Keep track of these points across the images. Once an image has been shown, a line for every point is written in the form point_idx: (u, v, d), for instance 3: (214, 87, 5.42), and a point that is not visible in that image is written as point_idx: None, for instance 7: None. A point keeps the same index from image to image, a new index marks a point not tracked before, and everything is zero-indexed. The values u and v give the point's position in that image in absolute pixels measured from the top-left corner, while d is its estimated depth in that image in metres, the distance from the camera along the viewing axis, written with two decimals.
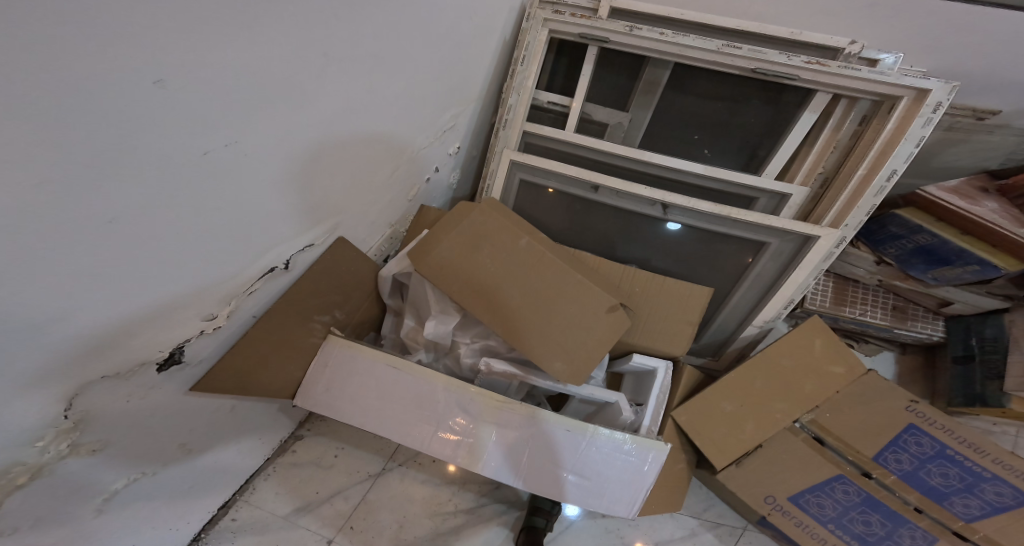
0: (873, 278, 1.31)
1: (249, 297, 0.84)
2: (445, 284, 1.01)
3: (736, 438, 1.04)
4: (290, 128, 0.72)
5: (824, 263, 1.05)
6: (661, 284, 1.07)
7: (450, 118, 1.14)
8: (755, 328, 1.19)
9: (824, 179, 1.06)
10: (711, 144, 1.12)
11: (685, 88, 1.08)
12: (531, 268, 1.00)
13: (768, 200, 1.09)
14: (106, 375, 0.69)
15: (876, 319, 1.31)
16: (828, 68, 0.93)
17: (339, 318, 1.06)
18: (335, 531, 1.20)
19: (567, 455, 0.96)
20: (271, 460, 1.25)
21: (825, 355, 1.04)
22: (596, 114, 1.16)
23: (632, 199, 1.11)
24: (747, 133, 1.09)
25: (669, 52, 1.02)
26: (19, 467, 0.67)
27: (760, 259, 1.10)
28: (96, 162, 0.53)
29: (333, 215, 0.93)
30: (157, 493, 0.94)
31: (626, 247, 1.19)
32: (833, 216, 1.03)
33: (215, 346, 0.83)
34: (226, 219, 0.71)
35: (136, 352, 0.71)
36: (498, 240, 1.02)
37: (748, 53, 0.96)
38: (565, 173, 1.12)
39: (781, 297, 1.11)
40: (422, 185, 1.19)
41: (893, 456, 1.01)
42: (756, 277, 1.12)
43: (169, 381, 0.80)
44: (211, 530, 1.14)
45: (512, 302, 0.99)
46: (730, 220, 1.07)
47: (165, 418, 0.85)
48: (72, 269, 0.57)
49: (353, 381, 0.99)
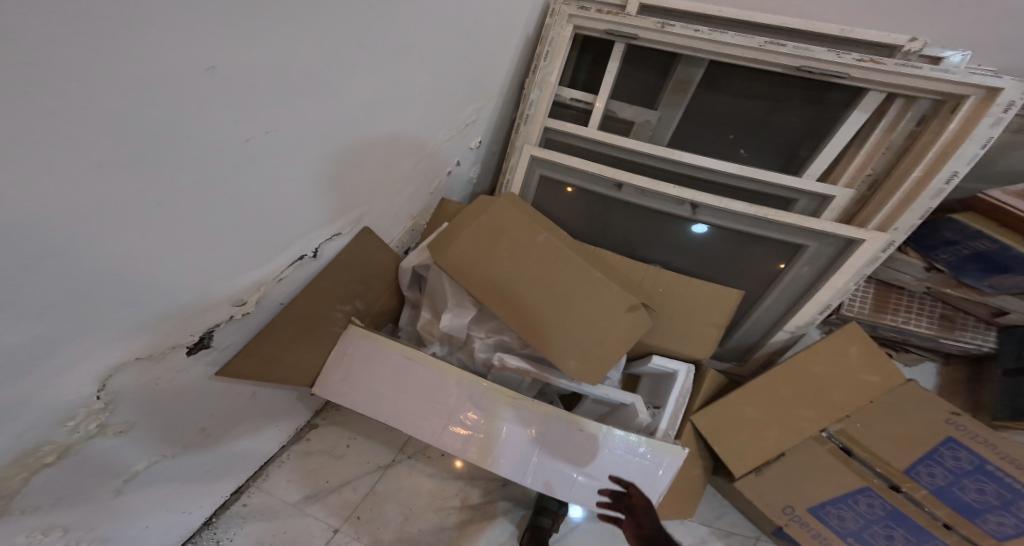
0: (921, 285, 1.27)
1: (278, 284, 0.83)
2: (461, 275, 1.01)
3: (758, 446, 1.03)
4: (326, 114, 0.72)
5: (868, 268, 1.03)
6: (686, 284, 1.05)
7: (472, 112, 1.14)
8: (786, 333, 1.17)
9: (872, 181, 1.04)
10: (747, 144, 1.10)
11: (719, 86, 1.06)
12: (550, 264, 1.00)
13: (809, 202, 1.07)
14: (140, 356, 0.69)
15: (921, 328, 1.30)
16: (883, 66, 0.91)
17: (360, 308, 1.06)
18: (342, 521, 1.20)
19: (578, 456, 0.95)
20: (286, 447, 1.26)
21: (860, 363, 1.02)
22: (622, 112, 1.15)
23: (661, 198, 1.09)
24: (786, 134, 1.07)
25: (706, 49, 1.00)
26: (48, 446, 0.67)
27: (796, 263, 1.08)
28: (142, 145, 0.53)
29: (360, 203, 0.93)
30: (175, 476, 0.95)
31: (647, 247, 1.18)
32: (880, 220, 1.01)
33: (242, 332, 0.84)
34: (260, 206, 0.71)
35: (170, 336, 0.71)
36: (518, 233, 1.02)
37: (793, 50, 0.94)
38: (587, 171, 1.11)
39: (817, 301, 1.09)
40: (443, 178, 1.19)
41: (926, 469, 0.95)
42: (791, 281, 1.11)
43: (195, 364, 0.79)
44: (223, 514, 1.14)
45: (526, 297, 0.99)
46: (764, 221, 1.05)
47: (189, 403, 0.85)
48: (110, 251, 0.56)
49: (369, 371, 1.00)
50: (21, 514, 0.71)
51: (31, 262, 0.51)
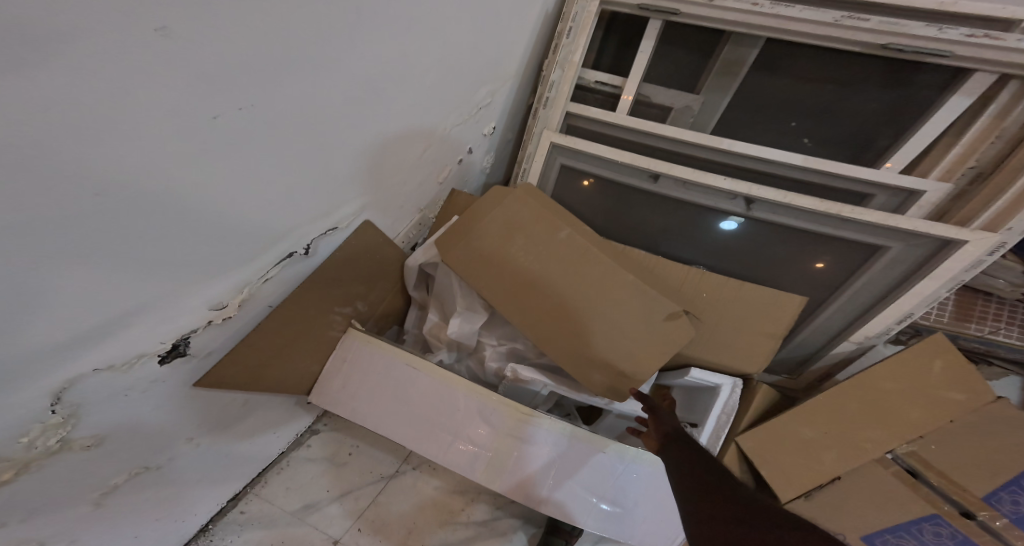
0: (1016, 291, 1.08)
1: (264, 286, 0.74)
2: (471, 277, 0.91)
3: (811, 469, 0.89)
4: (313, 83, 0.61)
5: (969, 274, 0.87)
6: (737, 289, 0.92)
7: (485, 95, 1.03)
8: (852, 344, 1.03)
9: (976, 174, 0.87)
10: (813, 132, 0.93)
11: (777, 68, 0.92)
12: (572, 268, 0.88)
13: (889, 197, 0.91)
14: (99, 368, 0.59)
15: (1012, 339, 1.13)
16: (1002, 42, 0.76)
17: (361, 310, 0.96)
18: (343, 530, 1.11)
19: (600, 479, 0.86)
20: (286, 453, 1.17)
21: (945, 380, 0.86)
22: (656, 96, 1.03)
23: (707, 192, 0.98)
24: (862, 122, 0.90)
25: (771, 26, 0.87)
26: (3, 463, 0.58)
27: (873, 266, 0.94)
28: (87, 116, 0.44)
29: (365, 194, 0.84)
30: (160, 489, 0.86)
31: (687, 247, 1.06)
32: (987, 219, 0.85)
33: (225, 338, 0.73)
34: (235, 193, 0.60)
35: (138, 343, 0.61)
36: (535, 231, 0.90)
37: (878, 24, 0.80)
38: (618, 159, 1.00)
39: (897, 309, 0.94)
40: (454, 167, 1.08)
41: (1011, 497, 0.79)
42: (866, 286, 0.96)
43: (172, 374, 0.70)
44: (219, 522, 1.06)
45: (546, 302, 0.88)
46: (837, 219, 0.91)
47: (170, 413, 0.76)
48: (52, 241, 0.47)
49: (370, 379, 0.90)
50: None
51: None
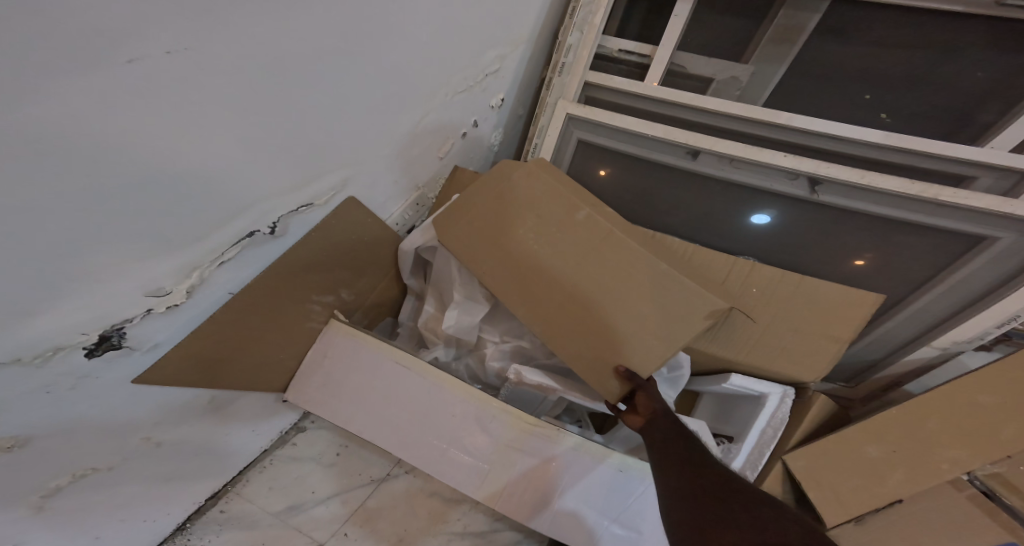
0: None
1: (222, 269, 0.62)
2: (467, 255, 0.80)
3: (869, 493, 0.75)
4: (273, 13, 0.50)
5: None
6: (798, 283, 0.79)
7: (494, 59, 0.90)
8: (935, 350, 0.84)
9: None
10: (891, 106, 0.81)
11: (849, 38, 0.80)
12: (583, 245, 0.76)
13: (994, 179, 0.76)
14: (3, 360, 0.48)
15: None
16: None
17: (347, 298, 0.84)
18: (329, 534, 0.99)
19: (614, 500, 0.74)
20: (269, 451, 1.06)
21: None
22: (693, 66, 0.90)
23: (762, 172, 0.85)
24: (950, 93, 0.77)
25: None
26: None
27: (970, 261, 0.79)
28: None
29: (352, 163, 0.71)
30: (112, 495, 0.74)
31: (732, 234, 0.91)
32: None
33: (175, 329, 0.61)
34: (169, 150, 0.49)
35: (54, 328, 0.50)
36: (542, 203, 0.78)
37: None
38: (654, 133, 0.88)
39: (998, 311, 0.78)
40: (457, 140, 0.95)
41: None
42: (956, 284, 0.80)
43: (108, 370, 0.58)
44: (198, 520, 0.97)
45: (558, 293, 0.76)
46: (929, 202, 0.77)
47: (116, 411, 0.64)
48: None
49: (356, 377, 0.78)
50: None
51: None
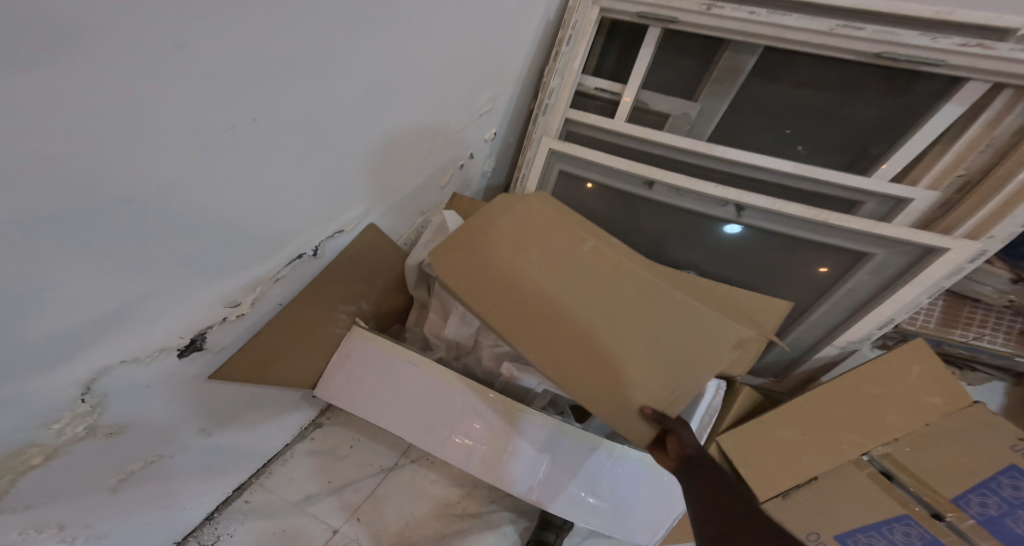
0: (1003, 298, 1.03)
1: (276, 284, 0.77)
2: (475, 302, 0.88)
3: (791, 471, 0.90)
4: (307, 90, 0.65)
5: (948, 280, 0.91)
6: (728, 294, 1.00)
7: (487, 100, 1.06)
8: (835, 349, 1.07)
9: (964, 183, 0.89)
10: (807, 140, 0.96)
11: (778, 75, 0.94)
12: (596, 278, 0.89)
13: (879, 204, 0.94)
14: (125, 358, 0.64)
15: (997, 344, 1.08)
16: (993, 51, 0.77)
17: (364, 308, 1.00)
18: (343, 520, 1.13)
19: (589, 473, 0.89)
20: (290, 445, 1.21)
21: (923, 384, 0.90)
22: (654, 104, 1.05)
23: (699, 198, 1.02)
24: (859, 128, 0.92)
25: (767, 36, 0.89)
26: (33, 448, 0.62)
27: (858, 270, 0.98)
28: (121, 126, 0.49)
29: (368, 198, 0.87)
30: (165, 480, 0.88)
31: (683, 247, 1.11)
32: (969, 227, 0.87)
33: (240, 332, 0.77)
34: (242, 199, 0.64)
35: (156, 335, 0.65)
36: (555, 241, 0.92)
37: (874, 34, 0.82)
38: (614, 166, 1.04)
39: (880, 315, 0.98)
40: (455, 171, 1.11)
41: (978, 499, 0.82)
42: (849, 291, 1.00)
43: (190, 366, 0.73)
44: (224, 510, 1.09)
45: (566, 323, 0.86)
46: (824, 226, 0.95)
47: (188, 401, 0.78)
48: (80, 235, 0.52)
49: (373, 374, 0.94)
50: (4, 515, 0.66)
51: None
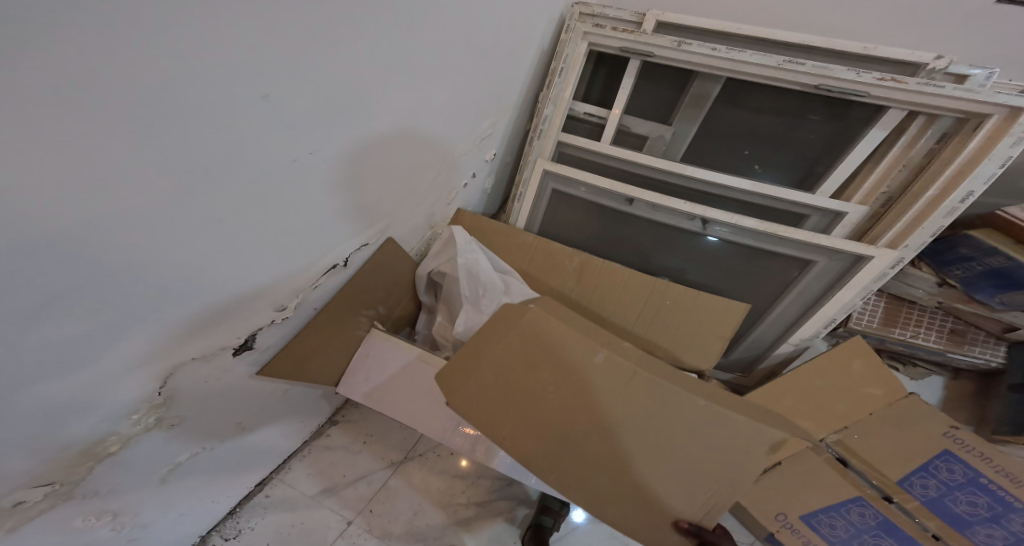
0: (933, 299, 1.24)
1: (314, 291, 0.90)
2: (490, 428, 0.84)
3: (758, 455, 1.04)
4: None
5: (875, 284, 1.06)
6: (696, 298, 1.12)
7: (488, 126, 1.19)
8: (790, 345, 1.21)
9: (886, 199, 1.03)
10: (763, 159, 1.10)
11: (740, 102, 1.08)
12: (613, 394, 0.84)
13: (820, 218, 1.09)
14: (196, 356, 0.75)
15: (930, 342, 1.26)
16: (904, 86, 0.91)
17: (382, 312, 1.12)
18: (355, 513, 1.24)
19: None
20: (307, 442, 1.32)
21: (865, 378, 1.05)
22: (635, 127, 1.18)
23: (670, 213, 1.15)
24: (807, 148, 1.07)
25: (724, 67, 1.02)
26: (113, 436, 0.72)
27: (806, 275, 1.12)
28: (216, 166, 0.60)
29: (387, 215, 1.00)
30: (205, 471, 0.98)
31: (660, 256, 1.24)
32: (891, 237, 1.03)
33: (283, 334, 0.89)
34: (293, 221, 0.75)
35: (221, 336, 0.77)
36: (567, 357, 0.85)
37: (811, 69, 0.96)
38: (600, 185, 1.18)
39: (823, 314, 1.13)
40: (460, 190, 1.23)
41: (920, 481, 0.98)
42: (800, 293, 1.15)
43: (239, 364, 0.85)
44: (245, 504, 1.20)
45: (593, 442, 0.83)
46: (775, 237, 1.09)
47: (230, 398, 0.90)
48: (177, 256, 0.62)
49: (389, 371, 1.06)
50: (79, 501, 0.75)
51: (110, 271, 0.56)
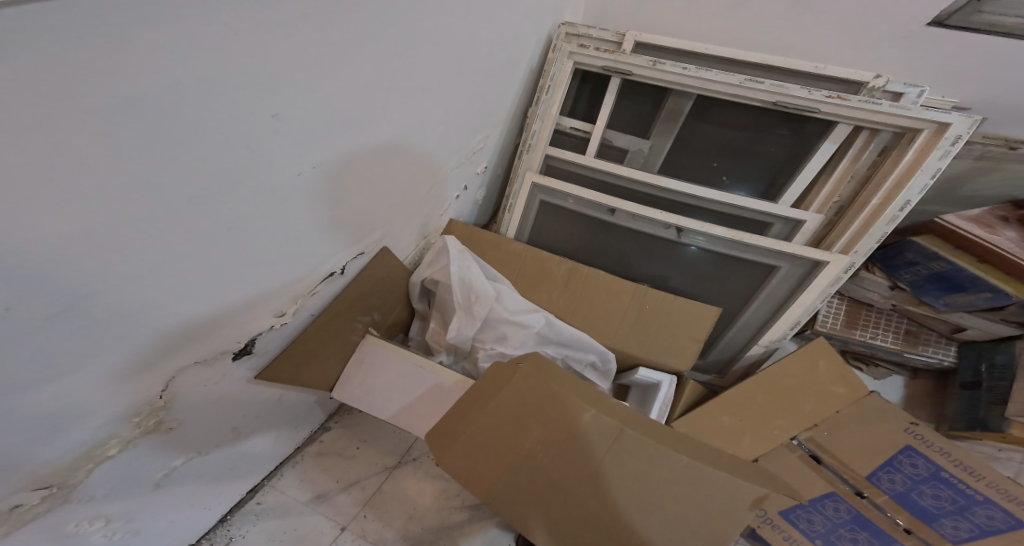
0: (888, 302, 1.31)
1: (312, 297, 0.94)
2: (477, 490, 0.84)
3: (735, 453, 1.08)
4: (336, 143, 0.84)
5: (832, 287, 1.13)
6: (672, 303, 1.18)
7: (479, 141, 1.25)
8: (761, 347, 1.29)
9: (839, 207, 1.11)
10: (730, 171, 1.18)
11: (710, 116, 1.15)
12: (601, 458, 0.81)
13: (783, 226, 1.15)
14: (198, 360, 0.79)
15: (887, 342, 1.33)
16: (847, 102, 0.98)
17: (377, 319, 1.17)
18: (348, 519, 1.27)
19: None
20: (300, 449, 1.36)
21: (828, 376, 1.07)
22: (617, 140, 1.24)
23: (647, 222, 1.21)
24: (770, 160, 1.14)
25: (693, 85, 1.09)
26: (114, 439, 0.76)
27: (771, 280, 1.19)
28: (222, 182, 0.65)
29: (385, 224, 1.05)
30: (200, 475, 1.01)
31: (640, 262, 1.29)
32: (843, 243, 1.10)
33: (280, 340, 0.94)
34: (289, 233, 0.80)
35: (221, 341, 0.81)
36: (555, 420, 0.83)
37: (770, 87, 1.02)
38: (585, 197, 1.23)
39: (789, 317, 1.20)
40: (451, 202, 1.29)
41: (887, 476, 1.05)
42: (767, 297, 1.21)
43: (237, 368, 0.89)
44: (238, 511, 1.23)
45: (581, 505, 0.82)
46: (739, 243, 1.16)
47: (226, 404, 0.94)
48: (182, 266, 0.66)
49: (382, 375, 1.10)
50: (78, 503, 0.79)
51: (120, 280, 0.60)
